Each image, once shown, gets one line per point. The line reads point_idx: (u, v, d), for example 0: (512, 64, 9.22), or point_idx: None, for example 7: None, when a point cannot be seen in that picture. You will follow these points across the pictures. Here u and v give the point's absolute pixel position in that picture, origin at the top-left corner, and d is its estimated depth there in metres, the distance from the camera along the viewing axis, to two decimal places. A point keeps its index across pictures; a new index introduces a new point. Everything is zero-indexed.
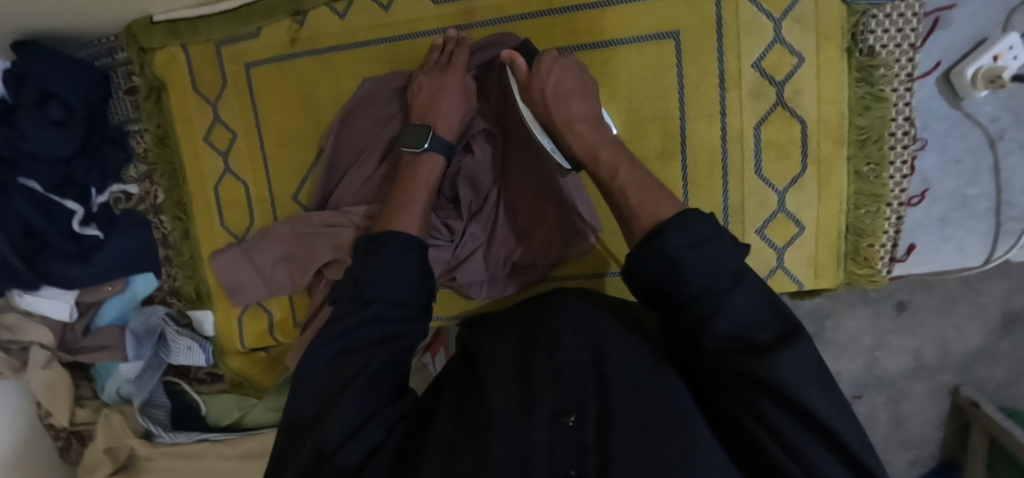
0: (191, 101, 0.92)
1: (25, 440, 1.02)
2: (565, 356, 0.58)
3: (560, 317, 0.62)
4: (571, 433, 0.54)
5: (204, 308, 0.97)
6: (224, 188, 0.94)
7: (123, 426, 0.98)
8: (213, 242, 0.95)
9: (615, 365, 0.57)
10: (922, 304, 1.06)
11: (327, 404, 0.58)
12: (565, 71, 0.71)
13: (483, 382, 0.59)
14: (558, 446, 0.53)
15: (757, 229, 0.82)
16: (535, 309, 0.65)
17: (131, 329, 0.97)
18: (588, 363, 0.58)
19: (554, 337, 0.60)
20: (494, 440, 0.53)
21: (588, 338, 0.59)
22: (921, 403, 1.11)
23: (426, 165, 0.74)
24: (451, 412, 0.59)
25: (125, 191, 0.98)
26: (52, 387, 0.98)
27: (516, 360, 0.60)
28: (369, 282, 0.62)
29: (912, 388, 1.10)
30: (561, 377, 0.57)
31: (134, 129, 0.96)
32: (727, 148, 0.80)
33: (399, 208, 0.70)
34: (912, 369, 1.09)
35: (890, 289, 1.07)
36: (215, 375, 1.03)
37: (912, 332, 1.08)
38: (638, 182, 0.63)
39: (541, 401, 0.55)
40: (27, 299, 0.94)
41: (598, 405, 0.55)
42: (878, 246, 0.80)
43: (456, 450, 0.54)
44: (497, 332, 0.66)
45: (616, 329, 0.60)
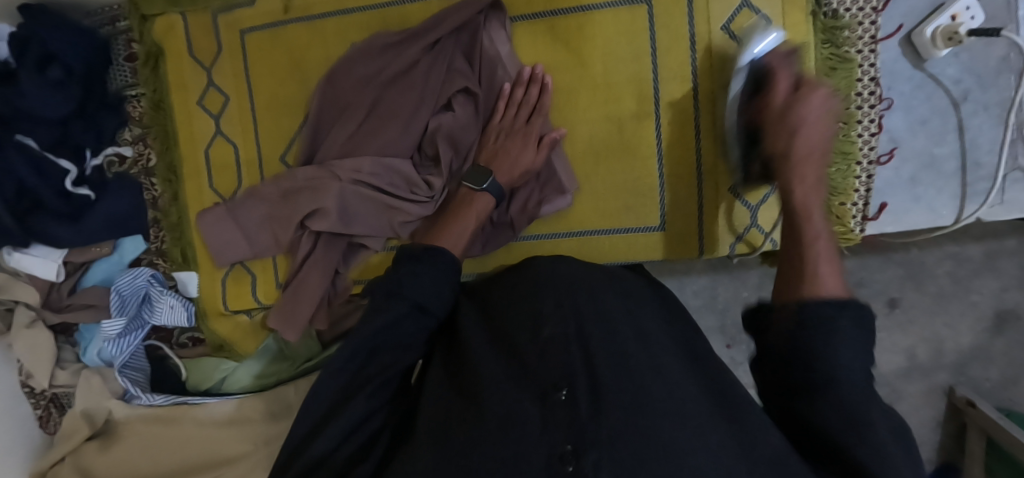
0: (187, 66, 0.94)
1: (11, 399, 1.04)
2: (548, 331, 0.57)
3: (541, 288, 0.61)
4: (563, 409, 0.51)
5: (189, 270, 0.99)
6: (214, 151, 0.96)
7: (102, 388, 0.99)
8: (200, 204, 0.97)
9: (598, 335, 0.56)
10: (914, 302, 1.06)
11: (340, 400, 0.57)
12: (829, 104, 0.67)
13: (470, 353, 0.59)
14: (552, 421, 0.51)
15: (731, 188, 0.83)
16: (519, 274, 0.66)
17: (116, 287, 0.97)
18: (574, 333, 0.56)
19: (537, 314, 0.59)
20: (487, 416, 0.52)
21: (570, 309, 0.58)
22: (917, 404, 1.09)
23: (482, 201, 0.77)
24: (436, 391, 0.58)
25: (119, 154, 1.00)
26: (36, 347, 0.99)
27: (496, 336, 0.60)
28: (410, 284, 0.61)
29: (907, 388, 1.09)
30: (548, 353, 0.55)
31: (131, 93, 0.98)
32: (699, 109, 0.82)
33: (447, 230, 0.72)
34: (906, 368, 1.09)
35: (883, 286, 1.07)
36: (196, 340, 1.03)
37: (904, 329, 1.08)
38: (827, 253, 0.59)
39: (531, 381, 0.54)
40: (16, 257, 0.96)
41: (588, 378, 0.53)
42: (850, 205, 0.81)
43: (449, 428, 0.54)
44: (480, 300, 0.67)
45: (591, 298, 0.60)
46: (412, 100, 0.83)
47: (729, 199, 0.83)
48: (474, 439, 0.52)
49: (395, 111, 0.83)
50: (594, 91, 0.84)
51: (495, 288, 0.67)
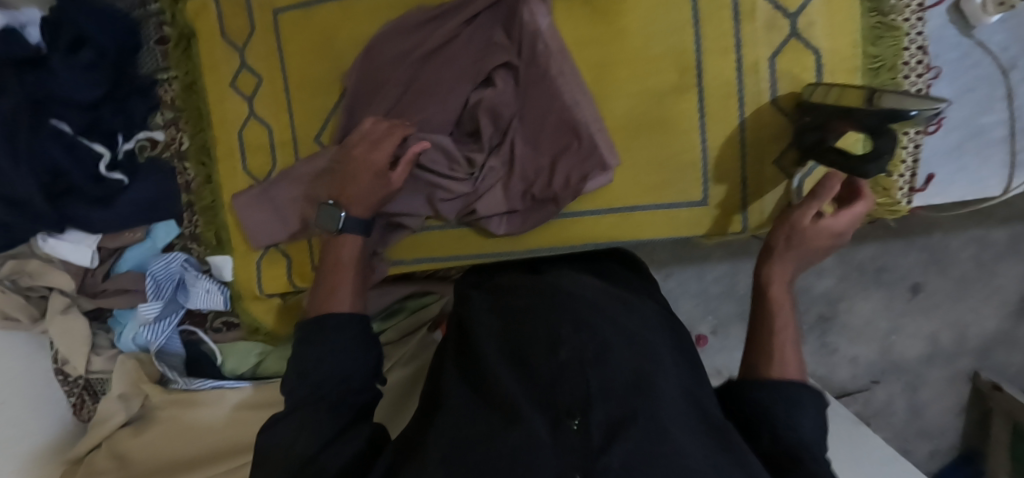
0: (219, 48, 0.93)
1: (43, 385, 1.04)
2: (564, 354, 0.60)
3: (559, 313, 0.66)
4: (574, 437, 0.53)
5: (223, 254, 0.99)
6: (248, 131, 0.95)
7: (137, 371, 0.99)
8: (234, 186, 0.96)
9: (618, 360, 0.60)
10: (938, 287, 1.18)
11: (302, 423, 0.62)
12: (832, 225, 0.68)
13: (495, 375, 0.63)
14: (564, 447, 0.53)
15: (775, 161, 0.82)
16: (541, 294, 0.71)
17: (152, 272, 0.96)
18: (591, 356, 0.59)
19: (555, 335, 0.62)
20: (501, 441, 0.56)
21: (588, 335, 0.62)
22: (939, 389, 1.22)
23: (346, 245, 0.76)
24: (455, 417, 0.62)
25: (151, 138, 0.99)
26: (69, 332, 0.99)
27: (514, 355, 0.65)
28: (313, 366, 0.66)
29: (929, 374, 1.22)
30: (563, 375, 0.59)
31: (163, 77, 0.98)
32: (742, 80, 0.81)
33: (330, 291, 0.73)
34: (929, 354, 1.21)
35: (905, 272, 1.18)
36: (230, 324, 1.04)
37: (927, 313, 1.20)
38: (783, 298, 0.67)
39: (548, 406, 0.57)
40: (50, 244, 0.96)
41: (601, 406, 0.55)
42: (897, 176, 0.81)
43: (461, 445, 0.58)
44: (501, 321, 0.71)
45: (608, 327, 0.64)
46: (452, 74, 0.82)
47: (773, 172, 0.82)
48: (482, 460, 0.55)
49: (431, 86, 0.82)
50: (633, 65, 0.82)
51: (512, 302, 0.73)
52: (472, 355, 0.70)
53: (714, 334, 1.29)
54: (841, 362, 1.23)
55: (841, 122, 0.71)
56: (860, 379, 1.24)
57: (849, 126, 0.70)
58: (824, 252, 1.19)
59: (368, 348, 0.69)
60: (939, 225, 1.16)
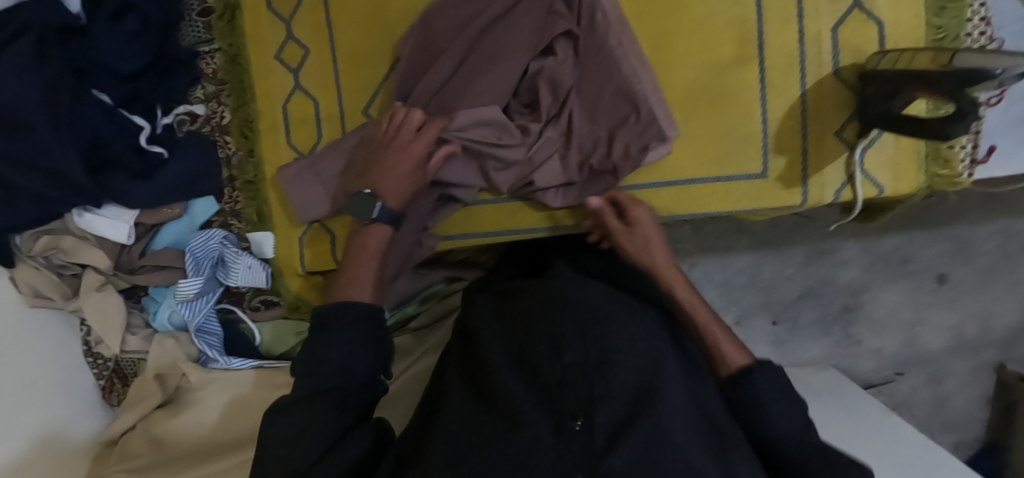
0: (265, 19, 0.92)
1: (72, 366, 1.01)
2: (568, 357, 0.61)
3: (563, 315, 0.66)
4: (580, 437, 0.55)
5: (264, 230, 0.96)
6: (294, 105, 0.93)
7: (176, 350, 0.97)
8: (278, 160, 0.94)
9: (622, 365, 0.62)
10: (962, 277, 1.18)
11: (305, 425, 0.60)
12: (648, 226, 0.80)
13: (495, 376, 0.64)
14: (567, 451, 0.54)
15: (836, 132, 0.81)
16: (541, 294, 0.71)
17: (190, 249, 0.94)
18: (595, 362, 0.61)
19: (558, 338, 0.63)
20: (506, 446, 0.56)
21: (592, 340, 0.63)
22: (963, 381, 1.21)
23: (375, 236, 0.75)
24: (457, 418, 0.62)
25: (191, 112, 0.96)
26: (105, 310, 0.96)
27: (516, 358, 0.65)
28: (323, 359, 0.62)
29: (953, 365, 1.21)
30: (568, 378, 0.60)
31: (205, 50, 0.94)
32: (805, 51, 0.80)
33: (352, 281, 0.71)
34: (954, 345, 1.21)
35: (930, 263, 1.18)
36: (269, 303, 1.01)
37: (952, 304, 1.19)
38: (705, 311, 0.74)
39: (551, 407, 0.58)
40: (87, 218, 0.94)
41: (603, 412, 0.57)
42: (959, 148, 0.80)
43: (460, 448, 0.58)
44: (504, 323, 0.70)
45: (611, 333, 0.65)
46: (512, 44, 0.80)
47: (835, 144, 0.81)
48: (485, 464, 0.55)
49: (490, 53, 0.80)
50: (693, 36, 0.81)
51: (512, 305, 0.73)
52: (474, 358, 0.70)
53: (738, 325, 1.23)
54: (865, 354, 1.23)
55: (915, 86, 0.70)
56: (884, 371, 1.23)
57: (921, 91, 0.70)
58: (847, 243, 1.19)
59: (377, 339, 0.66)
60: (964, 215, 1.16)
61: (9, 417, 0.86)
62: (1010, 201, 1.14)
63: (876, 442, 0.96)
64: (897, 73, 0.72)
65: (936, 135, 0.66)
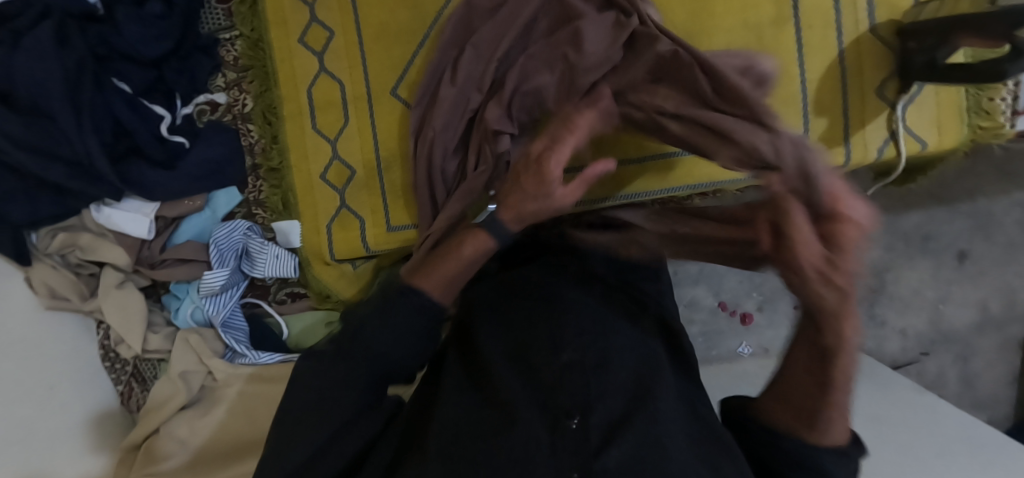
0: (288, 2, 0.90)
1: (88, 371, 0.96)
2: (566, 356, 0.67)
3: (564, 317, 0.71)
4: (575, 433, 0.60)
5: (290, 218, 0.94)
6: (318, 88, 0.91)
7: (202, 346, 0.93)
8: (303, 146, 0.92)
9: (618, 366, 0.67)
10: (984, 253, 1.15)
11: (332, 395, 0.59)
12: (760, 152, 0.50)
13: (497, 372, 0.68)
14: (560, 446, 0.59)
15: (876, 90, 0.80)
16: (539, 296, 0.76)
17: (215, 241, 0.92)
18: (593, 360, 0.66)
19: (558, 339, 0.69)
20: (506, 439, 0.60)
21: (592, 340, 0.69)
22: (990, 359, 1.19)
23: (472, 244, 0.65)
24: (456, 412, 0.66)
25: (212, 101, 0.93)
26: (125, 306, 0.93)
27: (516, 354, 0.70)
28: (368, 337, 0.60)
29: (979, 343, 1.18)
30: (564, 376, 0.65)
31: (226, 37, 0.92)
32: (840, 11, 0.80)
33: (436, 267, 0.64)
34: (979, 323, 1.18)
35: (952, 240, 1.14)
36: (296, 295, 0.99)
37: (974, 281, 1.16)
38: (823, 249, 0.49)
39: (547, 406, 0.63)
40: (106, 213, 0.91)
41: (597, 410, 0.62)
42: (999, 99, 0.80)
43: (461, 440, 0.62)
44: (504, 322, 0.74)
45: (616, 337, 0.70)
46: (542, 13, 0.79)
47: (875, 102, 0.81)
48: (482, 454, 0.60)
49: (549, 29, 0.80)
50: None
51: (516, 306, 0.76)
52: (473, 353, 0.74)
53: (761, 312, 1.20)
54: (892, 335, 1.18)
55: (962, 33, 0.69)
56: (911, 351, 1.18)
57: (970, 38, 0.68)
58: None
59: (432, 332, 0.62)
60: (981, 190, 1.13)
61: (25, 425, 0.81)
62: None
63: (916, 419, 0.90)
64: (942, 22, 0.71)
65: (990, 77, 0.67)
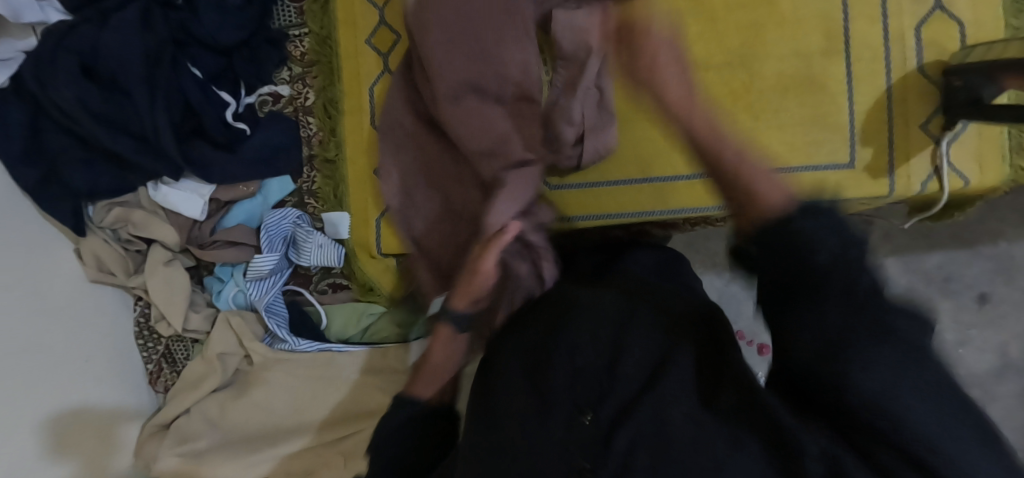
0: (360, 6, 0.95)
1: (122, 347, 0.96)
2: (580, 355, 0.53)
3: (573, 311, 0.58)
4: (582, 431, 0.49)
5: (341, 211, 0.97)
6: (380, 86, 0.95)
7: (243, 328, 0.94)
8: (362, 141, 0.96)
9: (632, 358, 0.51)
10: (1004, 296, 1.11)
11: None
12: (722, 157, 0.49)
13: (499, 384, 0.56)
14: (571, 446, 0.49)
15: (921, 124, 0.84)
16: (550, 300, 0.63)
17: (266, 224, 0.94)
18: (608, 352, 0.53)
19: (564, 330, 0.56)
20: (511, 449, 0.51)
21: (608, 332, 0.54)
22: (1010, 406, 1.13)
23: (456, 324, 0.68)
24: (452, 442, 0.56)
25: (275, 93, 0.99)
26: (171, 283, 0.95)
27: (522, 364, 0.56)
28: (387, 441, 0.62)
29: (998, 388, 1.13)
30: (577, 374, 0.52)
31: (296, 33, 0.98)
32: (888, 47, 0.83)
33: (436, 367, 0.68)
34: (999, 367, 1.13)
35: (974, 281, 1.12)
36: (337, 286, 1.01)
37: (996, 325, 1.12)
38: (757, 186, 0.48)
39: (550, 406, 0.52)
40: (163, 191, 0.93)
41: (613, 404, 0.50)
42: None
43: (469, 462, 0.52)
44: (513, 333, 0.62)
45: (643, 320, 0.55)
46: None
47: (920, 135, 0.84)
48: None
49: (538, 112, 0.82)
50: (783, 30, 0.84)
51: (526, 314, 0.63)
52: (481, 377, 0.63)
53: None
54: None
55: (1008, 75, 0.72)
56: None
57: (1015, 78, 0.71)
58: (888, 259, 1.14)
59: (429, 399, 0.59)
60: (1004, 233, 1.11)
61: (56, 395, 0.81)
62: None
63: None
64: (988, 62, 0.74)
65: None
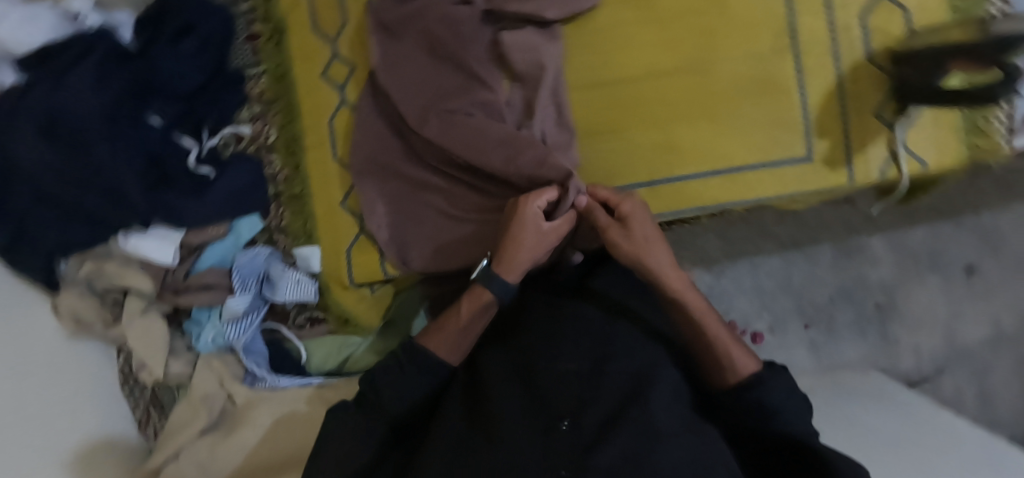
0: (312, 40, 0.95)
1: (109, 398, 0.97)
2: (564, 363, 0.66)
3: (563, 331, 0.70)
4: (568, 435, 0.59)
5: (311, 245, 0.97)
6: (339, 119, 0.95)
7: (223, 369, 0.96)
8: (325, 175, 0.96)
9: (615, 368, 0.64)
10: (990, 269, 1.15)
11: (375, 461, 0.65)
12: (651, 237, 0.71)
13: (490, 390, 0.67)
14: (554, 450, 0.57)
15: (876, 111, 0.84)
16: (544, 318, 0.73)
17: (237, 265, 0.96)
18: (588, 367, 0.65)
19: (555, 351, 0.67)
20: (499, 439, 0.60)
21: (589, 349, 0.67)
22: (1009, 376, 1.17)
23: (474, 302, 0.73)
24: (453, 428, 0.64)
25: (237, 132, 1.01)
26: (149, 332, 0.96)
27: (516, 372, 0.68)
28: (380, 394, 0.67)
29: (997, 360, 1.17)
30: (561, 384, 0.64)
31: (253, 72, 1.01)
32: (835, 38, 0.84)
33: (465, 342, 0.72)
34: (993, 338, 1.17)
35: (958, 254, 1.15)
36: (314, 320, 1.03)
37: (989, 297, 1.16)
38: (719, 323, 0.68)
39: (541, 411, 0.62)
40: (133, 242, 0.93)
41: (594, 415, 0.60)
42: (996, 120, 0.83)
43: (458, 452, 0.61)
44: (507, 346, 0.73)
45: (618, 341, 0.68)
46: (539, 43, 0.85)
47: (875, 123, 0.84)
48: (480, 460, 0.59)
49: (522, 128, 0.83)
50: (731, 30, 0.84)
51: (526, 321, 0.75)
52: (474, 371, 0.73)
53: (772, 334, 1.16)
54: (905, 353, 1.17)
55: (955, 58, 0.73)
56: (924, 369, 1.17)
57: (962, 61, 0.72)
58: (874, 240, 1.14)
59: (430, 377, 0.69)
60: (986, 204, 1.14)
61: (46, 450, 0.81)
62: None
63: (943, 438, 0.85)
64: (942, 48, 0.75)
65: (985, 99, 0.71)
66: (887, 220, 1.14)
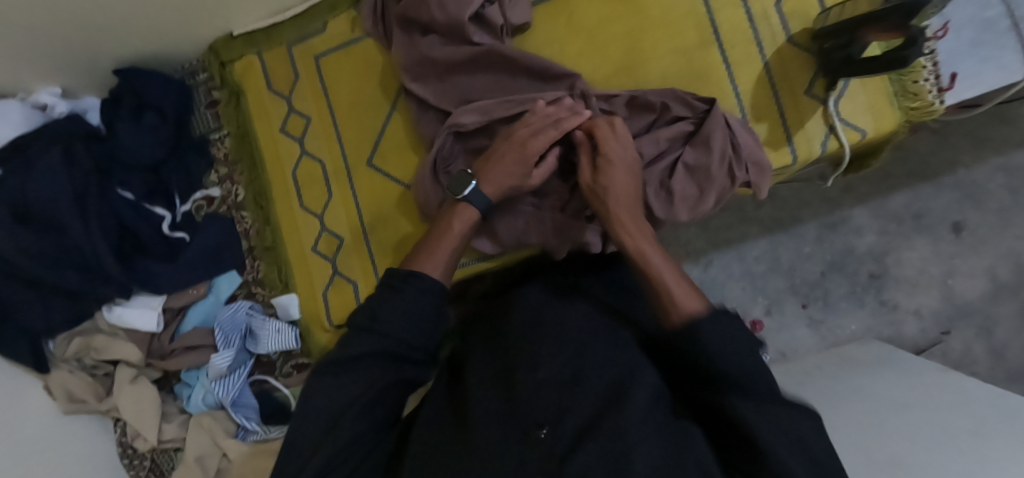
0: (268, 99, 1.00)
1: (108, 468, 0.98)
2: (543, 373, 0.62)
3: (542, 341, 0.66)
4: (545, 444, 0.56)
5: (289, 292, 0.99)
6: (302, 169, 0.99)
7: (213, 426, 0.98)
8: (294, 224, 0.99)
9: (595, 376, 0.61)
10: (979, 222, 1.08)
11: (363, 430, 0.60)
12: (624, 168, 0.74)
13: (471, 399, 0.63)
14: (529, 458, 0.55)
15: (806, 89, 0.87)
16: (522, 326, 0.70)
17: (219, 323, 1.00)
18: (569, 374, 0.62)
19: (535, 357, 0.64)
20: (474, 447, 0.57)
21: (568, 359, 0.63)
22: (1015, 327, 1.08)
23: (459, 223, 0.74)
24: (433, 432, 0.61)
25: (208, 196, 1.06)
26: (140, 399, 0.98)
27: (496, 378, 0.65)
28: (385, 317, 0.62)
29: (999, 310, 1.08)
30: (539, 392, 0.61)
31: (216, 136, 1.06)
32: (756, 27, 0.88)
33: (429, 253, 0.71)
34: (993, 290, 1.08)
35: (941, 213, 1.09)
36: (300, 366, 1.03)
37: (978, 251, 1.09)
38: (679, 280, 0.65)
39: (518, 420, 0.59)
40: (117, 312, 0.97)
41: (574, 421, 0.57)
42: (923, 81, 0.86)
43: (433, 458, 0.58)
44: (491, 349, 0.70)
45: (599, 352, 0.64)
46: None
47: (809, 101, 0.87)
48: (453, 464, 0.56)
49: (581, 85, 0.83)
50: (656, 34, 0.89)
51: (509, 325, 0.72)
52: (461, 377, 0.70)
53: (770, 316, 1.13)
54: (906, 318, 1.10)
55: (867, 29, 0.75)
56: (930, 332, 1.10)
57: (873, 30, 0.74)
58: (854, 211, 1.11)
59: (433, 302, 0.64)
60: (959, 161, 1.09)
61: None
62: (1001, 136, 1.08)
63: (939, 397, 0.80)
64: (851, 21, 0.77)
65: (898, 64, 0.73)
66: (862, 190, 1.11)
